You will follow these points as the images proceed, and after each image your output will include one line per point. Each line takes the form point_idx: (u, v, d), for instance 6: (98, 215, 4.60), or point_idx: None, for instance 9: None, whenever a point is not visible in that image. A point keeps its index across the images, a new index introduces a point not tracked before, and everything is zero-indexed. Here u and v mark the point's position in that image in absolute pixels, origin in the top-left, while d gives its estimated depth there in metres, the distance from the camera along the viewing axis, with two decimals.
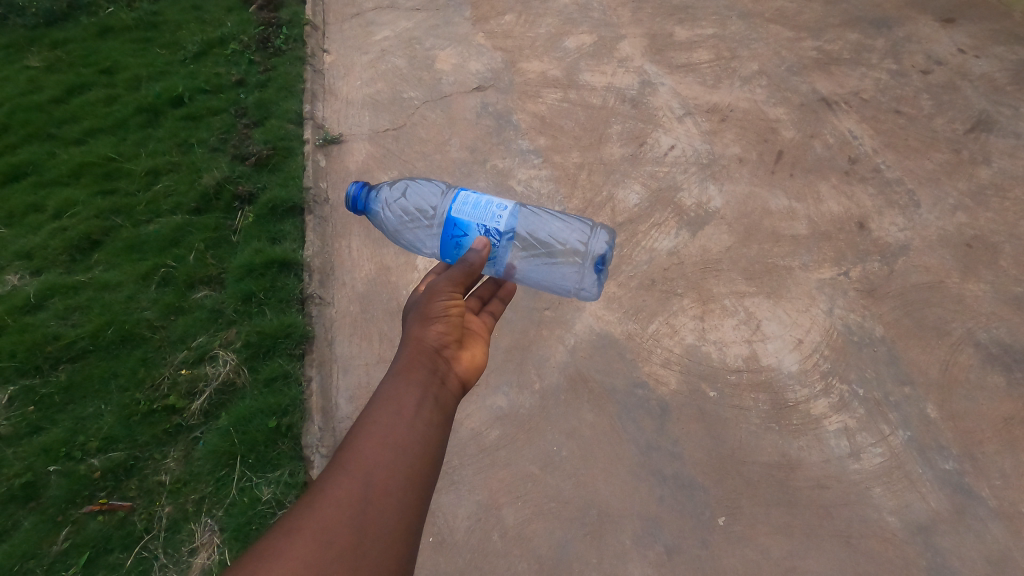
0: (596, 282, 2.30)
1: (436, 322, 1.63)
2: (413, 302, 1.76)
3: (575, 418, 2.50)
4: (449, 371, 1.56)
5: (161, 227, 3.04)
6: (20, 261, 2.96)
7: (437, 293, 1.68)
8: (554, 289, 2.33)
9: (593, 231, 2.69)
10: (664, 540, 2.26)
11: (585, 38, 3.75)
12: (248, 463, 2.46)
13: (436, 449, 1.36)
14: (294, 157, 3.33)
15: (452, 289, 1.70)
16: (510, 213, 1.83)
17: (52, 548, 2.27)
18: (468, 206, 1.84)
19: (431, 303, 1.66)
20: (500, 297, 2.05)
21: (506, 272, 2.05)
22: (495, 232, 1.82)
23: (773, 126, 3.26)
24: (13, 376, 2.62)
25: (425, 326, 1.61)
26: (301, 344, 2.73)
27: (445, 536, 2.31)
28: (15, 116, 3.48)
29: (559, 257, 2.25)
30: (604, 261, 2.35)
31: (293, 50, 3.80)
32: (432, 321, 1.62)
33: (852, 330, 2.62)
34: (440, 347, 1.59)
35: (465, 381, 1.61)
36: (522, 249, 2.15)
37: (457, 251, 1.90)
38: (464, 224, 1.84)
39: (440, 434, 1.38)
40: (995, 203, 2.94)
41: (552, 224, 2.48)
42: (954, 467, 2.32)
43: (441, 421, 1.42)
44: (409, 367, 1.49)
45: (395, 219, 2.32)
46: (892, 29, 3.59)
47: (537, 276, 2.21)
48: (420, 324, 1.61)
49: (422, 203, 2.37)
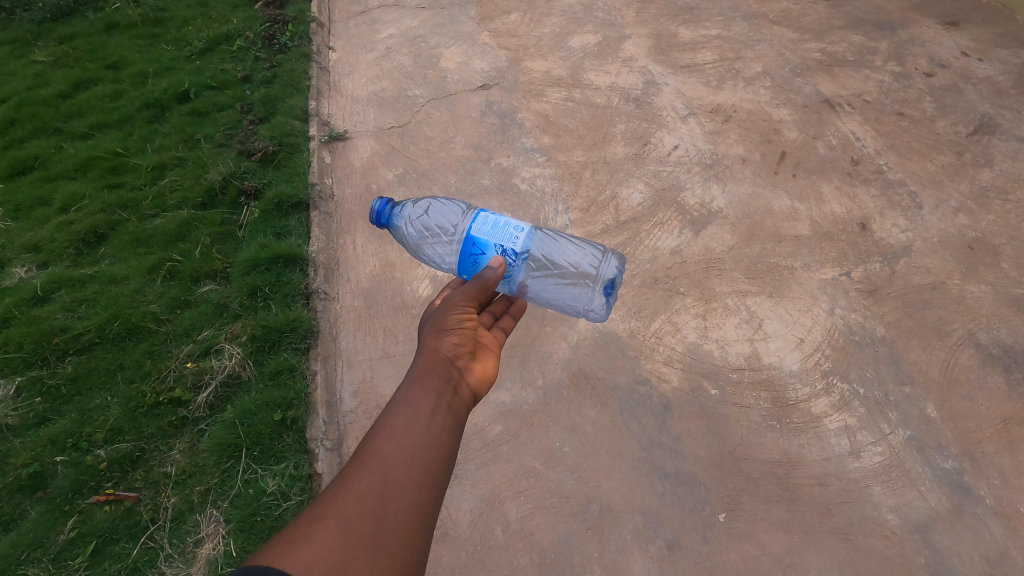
0: (605, 305, 2.31)
1: (451, 333, 1.64)
2: (427, 314, 1.78)
3: (577, 414, 2.52)
4: (462, 381, 1.56)
5: (167, 221, 3.06)
6: (28, 254, 2.98)
7: (453, 306, 1.70)
8: (564, 309, 2.35)
9: (604, 255, 2.68)
10: (665, 535, 2.27)
11: (590, 37, 3.78)
12: (254, 455, 2.48)
13: (449, 454, 1.36)
14: (300, 153, 3.36)
15: (467, 303, 1.73)
16: (527, 234, 1.86)
17: (59, 537, 2.28)
18: (487, 226, 1.86)
19: (447, 315, 1.68)
20: (512, 314, 2.02)
21: (519, 290, 2.06)
22: (512, 253, 1.84)
23: (776, 127, 3.28)
24: (20, 367, 2.65)
25: (440, 337, 1.63)
26: (306, 338, 2.76)
27: (448, 529, 2.33)
28: (22, 109, 3.50)
29: (571, 278, 2.28)
30: (614, 285, 2.38)
31: (298, 47, 3.83)
32: (446, 332, 1.64)
33: (853, 330, 2.64)
34: (453, 357, 1.60)
35: (476, 392, 1.61)
36: (535, 269, 2.17)
37: (474, 268, 1.91)
38: (483, 243, 1.86)
39: (454, 441, 1.39)
40: (997, 205, 2.95)
41: (564, 247, 2.51)
42: (953, 466, 2.33)
43: (454, 428, 1.42)
44: (424, 374, 1.50)
45: (416, 234, 2.33)
46: (894, 32, 3.63)
47: (548, 296, 2.23)
48: (435, 335, 1.63)
49: (443, 222, 2.39)
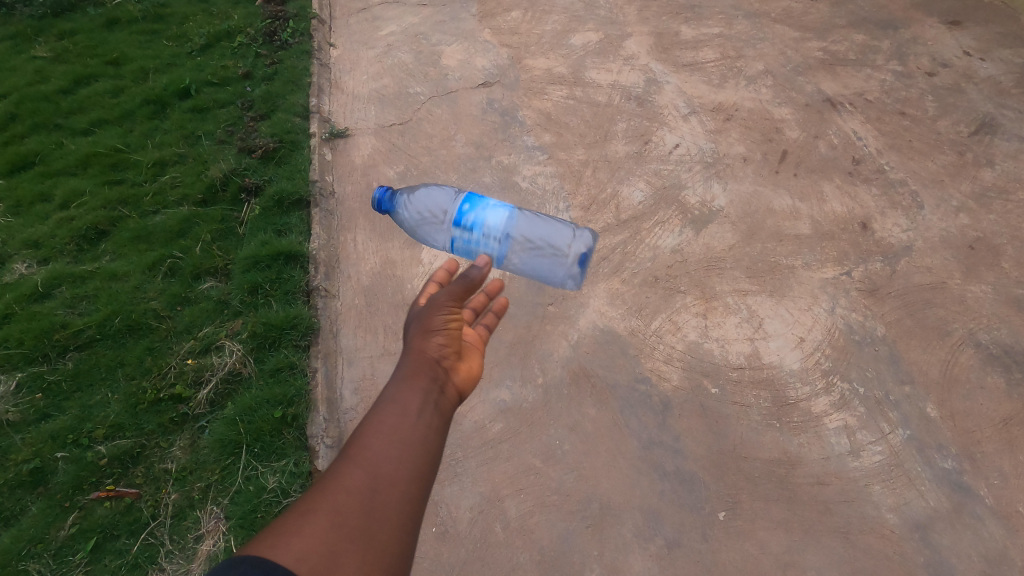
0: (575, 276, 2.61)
1: (437, 332, 1.64)
2: (413, 314, 1.77)
3: (578, 412, 2.52)
4: (449, 380, 1.56)
5: (168, 218, 3.06)
6: (28, 250, 2.98)
7: (438, 307, 1.70)
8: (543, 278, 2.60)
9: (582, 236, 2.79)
10: (664, 534, 2.28)
11: (591, 35, 3.77)
12: (254, 452, 2.48)
13: (437, 453, 1.35)
14: (301, 150, 3.36)
15: (452, 303, 1.74)
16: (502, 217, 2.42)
17: (60, 533, 2.29)
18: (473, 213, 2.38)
19: (433, 316, 1.68)
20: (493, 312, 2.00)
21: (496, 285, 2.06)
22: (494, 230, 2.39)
23: (778, 126, 3.28)
24: (21, 363, 2.65)
25: (427, 337, 1.63)
26: (307, 335, 2.76)
27: (448, 527, 2.33)
28: (22, 105, 3.50)
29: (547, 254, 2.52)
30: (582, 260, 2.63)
31: (299, 43, 3.82)
32: (433, 331, 1.64)
33: (854, 330, 2.64)
34: (440, 356, 1.59)
35: (462, 390, 1.60)
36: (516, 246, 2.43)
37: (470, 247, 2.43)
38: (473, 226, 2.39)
39: (442, 438, 1.39)
40: (999, 205, 2.95)
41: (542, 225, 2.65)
42: (953, 466, 2.34)
43: (442, 425, 1.42)
44: (412, 373, 1.49)
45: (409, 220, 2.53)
46: (896, 31, 3.62)
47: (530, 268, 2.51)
48: (422, 335, 1.62)
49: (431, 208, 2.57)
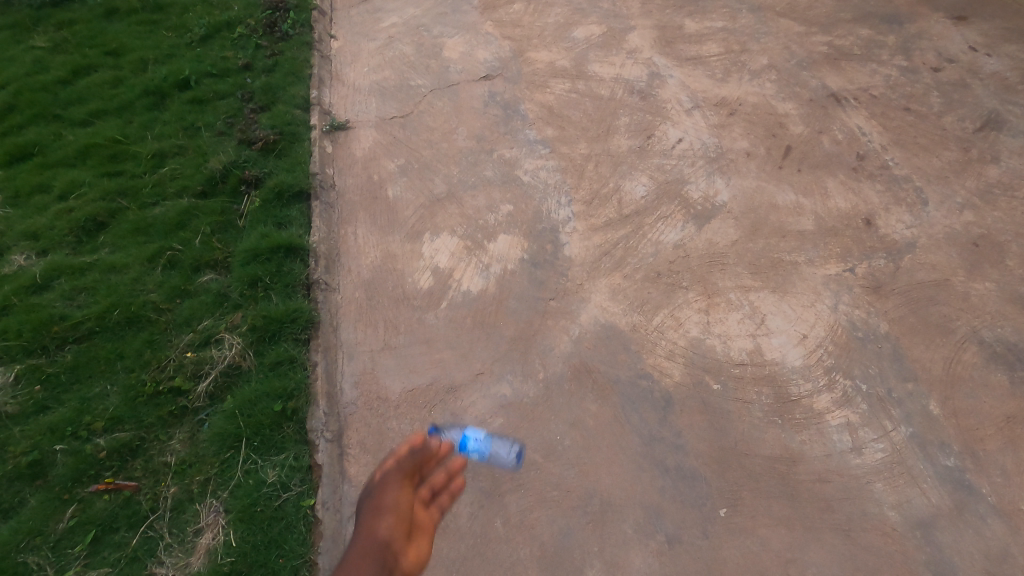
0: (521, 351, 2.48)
1: (384, 515, 1.43)
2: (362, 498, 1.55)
3: (578, 408, 2.51)
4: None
5: (167, 210, 3.04)
6: (27, 241, 2.96)
7: (386, 487, 1.51)
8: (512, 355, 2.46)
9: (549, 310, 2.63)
10: (665, 530, 2.27)
11: (594, 28, 3.74)
12: (253, 446, 2.47)
13: None
14: (301, 143, 3.34)
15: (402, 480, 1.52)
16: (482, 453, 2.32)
17: (58, 525, 2.28)
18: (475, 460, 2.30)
19: (379, 498, 1.47)
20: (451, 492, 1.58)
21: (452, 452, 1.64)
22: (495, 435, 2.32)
23: (782, 121, 3.25)
24: (19, 355, 2.63)
25: (373, 522, 1.41)
26: (307, 329, 2.75)
27: (448, 522, 2.32)
28: (21, 95, 3.47)
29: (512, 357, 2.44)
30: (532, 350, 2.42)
31: (300, 35, 3.79)
32: (378, 517, 1.41)
33: (857, 326, 2.62)
34: (383, 546, 1.35)
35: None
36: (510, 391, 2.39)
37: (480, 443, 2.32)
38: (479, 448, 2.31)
39: None
40: (1004, 201, 2.93)
41: None
42: (955, 463, 2.33)
43: None
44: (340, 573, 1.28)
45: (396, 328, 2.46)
46: (902, 26, 3.59)
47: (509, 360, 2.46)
48: (366, 522, 1.41)
49: None
